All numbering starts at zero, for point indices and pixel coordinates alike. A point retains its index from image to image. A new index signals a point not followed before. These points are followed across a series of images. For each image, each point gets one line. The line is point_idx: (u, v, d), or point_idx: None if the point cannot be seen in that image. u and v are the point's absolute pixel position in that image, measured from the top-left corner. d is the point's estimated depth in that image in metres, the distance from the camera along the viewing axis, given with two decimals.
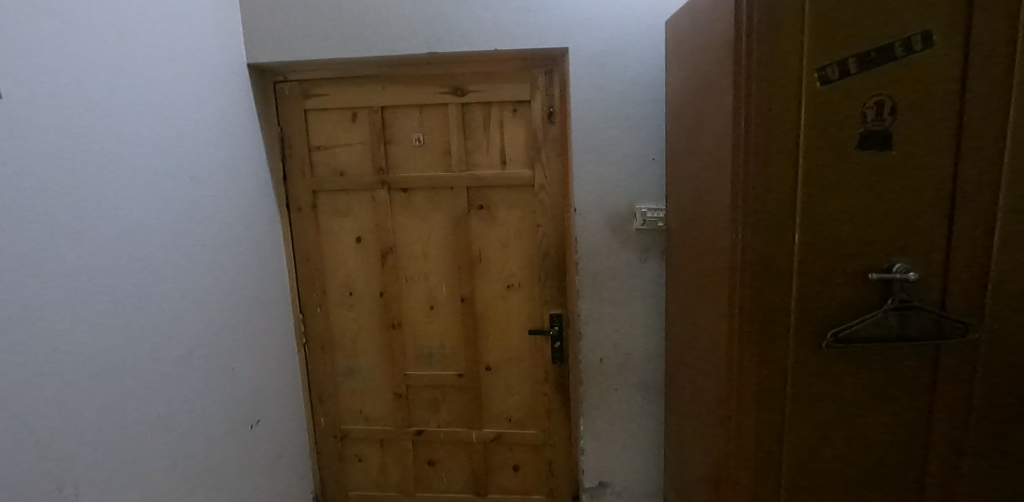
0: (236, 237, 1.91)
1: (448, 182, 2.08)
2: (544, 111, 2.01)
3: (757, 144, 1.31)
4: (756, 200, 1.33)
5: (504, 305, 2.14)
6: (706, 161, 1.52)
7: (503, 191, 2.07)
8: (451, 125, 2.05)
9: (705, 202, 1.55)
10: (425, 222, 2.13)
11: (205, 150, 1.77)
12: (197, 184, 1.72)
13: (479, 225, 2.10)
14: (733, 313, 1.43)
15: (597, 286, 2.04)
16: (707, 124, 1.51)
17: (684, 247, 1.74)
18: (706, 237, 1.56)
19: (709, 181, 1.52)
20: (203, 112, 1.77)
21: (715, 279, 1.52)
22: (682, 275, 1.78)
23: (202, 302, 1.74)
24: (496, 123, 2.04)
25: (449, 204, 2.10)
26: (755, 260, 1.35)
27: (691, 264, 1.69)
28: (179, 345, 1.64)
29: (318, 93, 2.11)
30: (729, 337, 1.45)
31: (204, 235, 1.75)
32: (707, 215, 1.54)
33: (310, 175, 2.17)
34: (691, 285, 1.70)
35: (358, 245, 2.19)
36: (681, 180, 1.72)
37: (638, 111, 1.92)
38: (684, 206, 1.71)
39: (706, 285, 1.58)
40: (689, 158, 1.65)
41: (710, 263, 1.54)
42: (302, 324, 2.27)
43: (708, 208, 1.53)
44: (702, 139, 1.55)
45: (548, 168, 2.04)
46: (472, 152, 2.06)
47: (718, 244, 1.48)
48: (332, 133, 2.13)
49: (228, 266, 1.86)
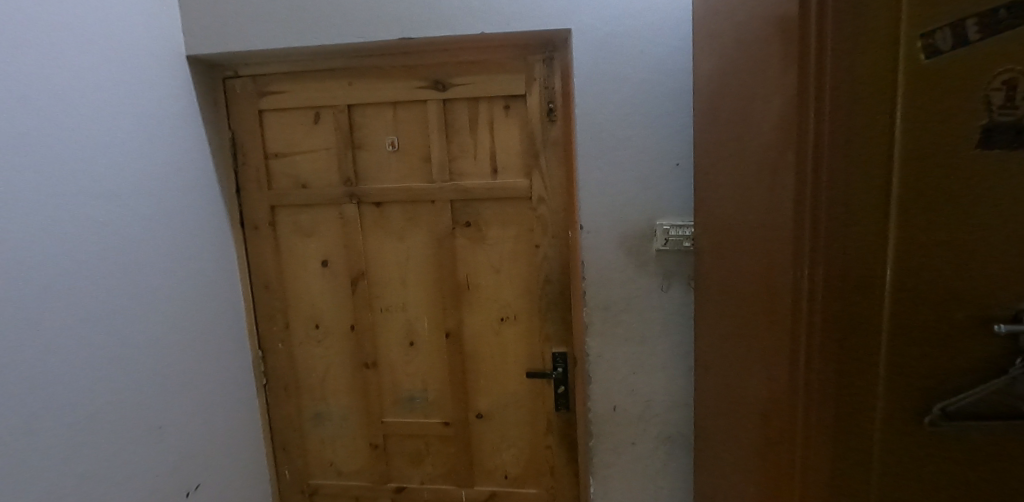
0: (176, 266, 1.58)
1: (428, 195, 1.73)
2: (543, 108, 1.65)
3: (835, 144, 0.94)
4: (833, 220, 0.95)
5: (498, 342, 1.78)
6: (757, 167, 1.15)
7: (495, 206, 1.71)
8: (432, 126, 1.70)
9: (755, 217, 1.16)
10: (402, 243, 1.77)
11: (125, 160, 1.42)
12: (117, 204, 1.39)
13: (467, 248, 1.74)
14: (800, 372, 1.06)
15: (609, 321, 1.68)
16: (757, 117, 1.13)
17: (721, 275, 1.36)
18: (756, 263, 1.18)
19: (758, 189, 1.14)
20: (123, 115, 1.42)
21: (769, 319, 1.14)
22: (719, 310, 1.40)
23: (123, 349, 1.39)
24: (486, 124, 1.69)
25: (431, 222, 1.74)
26: (830, 303, 0.98)
27: (733, 296, 1.31)
28: (87, 407, 1.28)
29: (274, 90, 1.77)
30: (792, 401, 1.08)
31: (128, 267, 1.42)
32: (756, 235, 1.17)
33: (267, 187, 1.83)
34: (734, 325, 1.32)
35: (323, 270, 1.83)
36: (718, 191, 1.34)
37: (659, 105, 1.56)
38: (723, 222, 1.33)
39: (755, 325, 1.21)
40: (729, 162, 1.28)
41: (763, 299, 1.16)
42: (261, 363, 1.91)
43: (758, 225, 1.15)
44: (749, 138, 1.17)
45: (550, 177, 1.67)
46: (458, 158, 1.71)
47: (776, 274, 1.10)
48: (292, 138, 1.79)
49: (161, 302, 1.52)
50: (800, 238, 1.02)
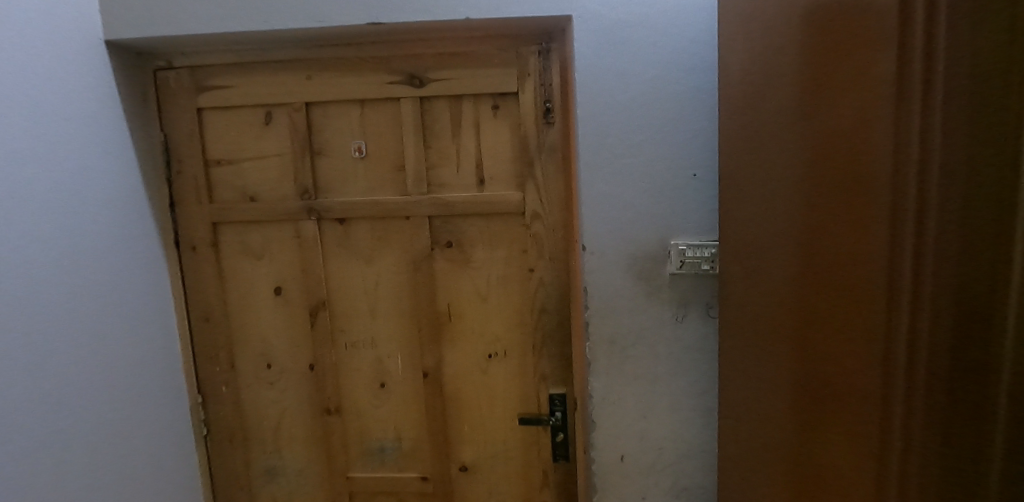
0: (93, 302, 1.26)
1: (402, 210, 1.46)
2: (538, 108, 1.40)
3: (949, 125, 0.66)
4: (947, 224, 0.67)
5: (485, 383, 1.51)
6: (820, 173, 0.91)
7: (481, 223, 1.45)
8: (407, 129, 1.44)
9: (828, 230, 0.90)
10: (371, 267, 1.50)
11: (30, 168, 1.12)
12: (17, 224, 1.08)
13: (448, 272, 1.47)
14: (892, 443, 0.77)
15: (616, 357, 1.44)
16: (818, 114, 0.91)
17: (766, 306, 1.12)
18: (828, 289, 0.91)
19: (834, 195, 0.88)
20: (27, 111, 1.12)
21: (848, 363, 0.87)
22: (767, 349, 1.13)
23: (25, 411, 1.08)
24: (470, 127, 1.44)
25: (406, 242, 1.47)
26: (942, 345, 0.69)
27: (790, 329, 1.04)
28: None
29: (217, 85, 1.48)
30: (881, 480, 0.80)
31: (31, 304, 1.11)
32: (829, 252, 0.90)
33: (207, 200, 1.52)
34: (788, 367, 1.05)
35: (276, 299, 1.54)
36: (759, 205, 1.11)
37: (674, 107, 1.33)
38: (768, 242, 1.09)
39: (824, 369, 0.93)
40: (774, 171, 1.05)
41: (838, 335, 0.89)
42: (201, 409, 1.60)
43: (835, 239, 0.88)
44: (804, 141, 0.94)
45: (547, 190, 1.43)
46: (437, 167, 1.45)
47: (860, 307, 0.83)
48: (238, 142, 1.50)
49: (74, 346, 1.21)
50: (899, 261, 0.74)
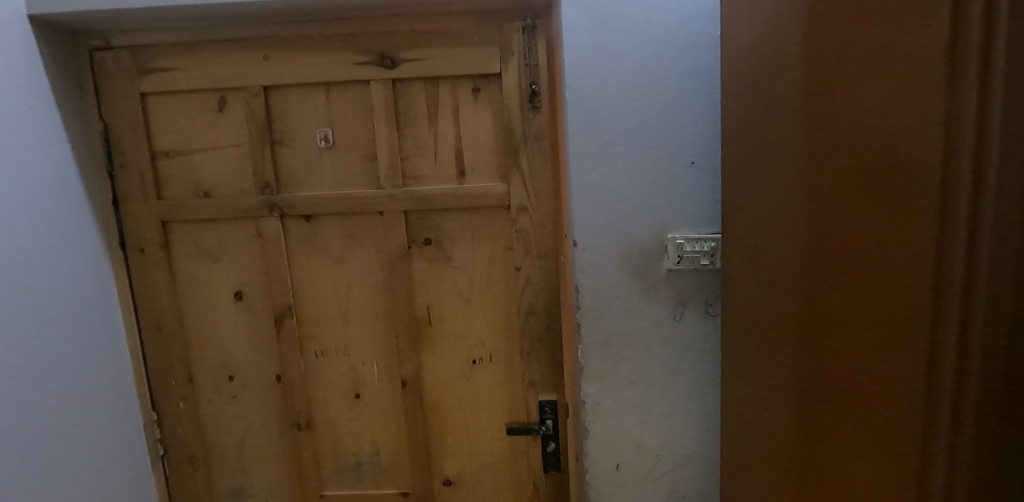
0: (23, 317, 1.10)
1: (374, 205, 1.32)
2: (523, 91, 1.28)
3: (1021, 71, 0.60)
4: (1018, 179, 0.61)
5: (469, 391, 1.39)
6: (832, 159, 0.82)
7: (462, 219, 1.33)
8: (378, 116, 1.30)
9: (838, 222, 0.83)
10: (341, 268, 1.36)
11: None
12: None
13: (428, 272, 1.35)
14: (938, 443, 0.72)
15: (610, 360, 1.34)
16: (838, 94, 0.80)
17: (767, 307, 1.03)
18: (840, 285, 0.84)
19: (845, 184, 0.81)
20: None
21: (868, 361, 0.81)
22: (767, 349, 1.06)
23: None
24: (449, 113, 1.30)
25: (380, 241, 1.34)
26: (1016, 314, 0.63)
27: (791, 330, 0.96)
28: None
29: (163, 67, 1.32)
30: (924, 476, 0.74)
31: None
32: (841, 246, 0.83)
33: (155, 197, 1.37)
34: (791, 370, 0.98)
35: (236, 305, 1.40)
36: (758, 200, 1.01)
37: (670, 89, 1.22)
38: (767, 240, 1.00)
39: (835, 368, 0.87)
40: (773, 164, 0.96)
41: (853, 333, 0.83)
42: (156, 427, 1.45)
43: (847, 230, 0.81)
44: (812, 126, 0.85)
45: (533, 181, 1.31)
46: (413, 158, 1.32)
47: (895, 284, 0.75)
48: (188, 131, 1.35)
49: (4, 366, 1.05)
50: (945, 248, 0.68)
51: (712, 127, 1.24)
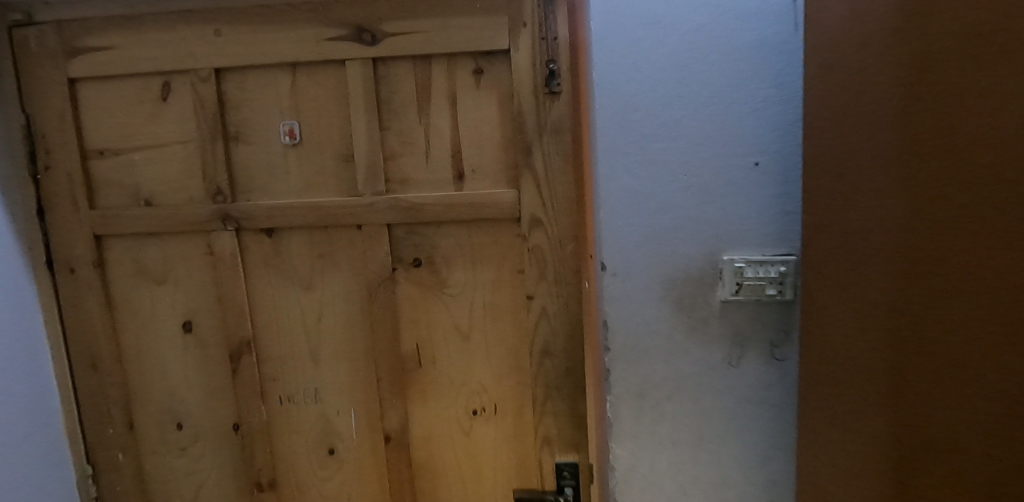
0: None
1: (351, 216, 1.06)
2: (538, 71, 1.00)
3: None
4: None
5: (469, 448, 1.11)
6: (946, 148, 0.70)
7: (460, 234, 1.06)
8: (356, 104, 1.03)
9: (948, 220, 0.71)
10: (310, 295, 1.10)
11: None
12: None
13: (417, 300, 1.07)
14: None
15: (648, 416, 1.05)
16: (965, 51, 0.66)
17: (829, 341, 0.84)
18: (956, 301, 0.71)
19: (963, 178, 0.69)
20: None
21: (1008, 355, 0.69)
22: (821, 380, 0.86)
23: None
24: (443, 101, 1.03)
25: (357, 262, 1.07)
26: None
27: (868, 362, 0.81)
28: None
29: (96, 46, 1.07)
30: None
31: None
32: (950, 247, 0.71)
33: (87, 206, 1.12)
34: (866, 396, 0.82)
35: (185, 338, 1.14)
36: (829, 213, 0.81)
37: (727, 70, 0.95)
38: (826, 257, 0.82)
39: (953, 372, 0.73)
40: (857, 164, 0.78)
41: (964, 349, 0.72)
42: (91, 484, 1.19)
43: (961, 231, 0.70)
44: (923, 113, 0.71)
45: (550, 186, 1.03)
46: (399, 157, 1.05)
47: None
48: (126, 125, 1.10)
49: None
50: None
51: (781, 117, 0.96)
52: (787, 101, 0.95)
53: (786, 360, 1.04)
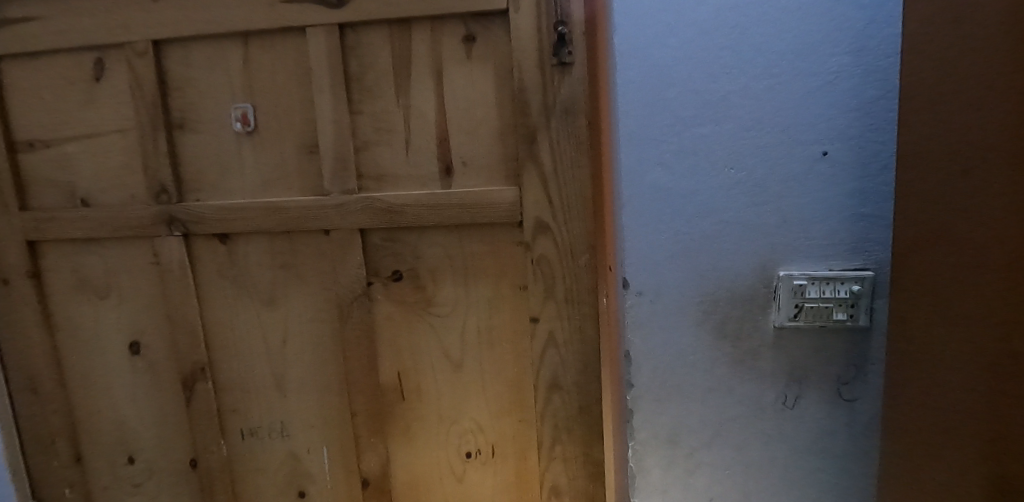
0: None
1: (317, 221, 0.87)
2: (544, 35, 0.79)
3: None
4: None
5: (463, 497, 0.93)
6: None
7: (449, 242, 0.86)
8: (320, 83, 0.84)
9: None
10: (273, 313, 0.92)
11: None
12: None
13: (399, 322, 0.89)
14: None
15: (680, 468, 0.85)
16: None
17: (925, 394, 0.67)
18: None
19: None
20: None
21: None
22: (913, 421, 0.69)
23: None
24: (427, 77, 0.83)
25: (327, 274, 0.89)
26: None
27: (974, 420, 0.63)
28: None
29: (19, 17, 0.90)
30: None
31: None
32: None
33: (17, 207, 0.95)
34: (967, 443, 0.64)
35: (133, 361, 0.98)
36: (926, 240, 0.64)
37: (791, 33, 0.77)
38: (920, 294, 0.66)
39: None
40: (964, 186, 0.60)
41: None
42: None
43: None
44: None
45: (560, 184, 0.81)
46: (374, 147, 0.85)
47: None
48: (57, 111, 0.93)
49: None
50: None
51: (859, 93, 0.77)
52: (867, 73, 0.77)
53: (857, 401, 0.83)
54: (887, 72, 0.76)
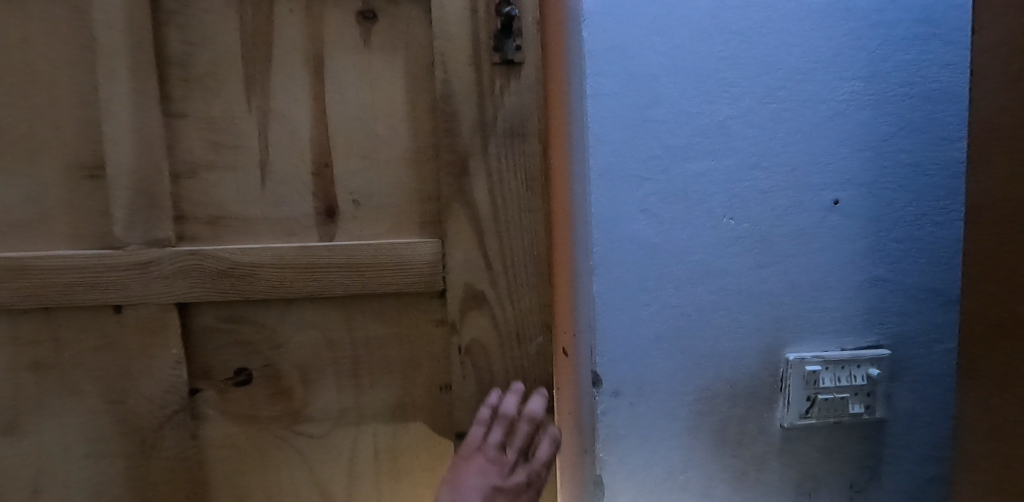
0: None
1: (103, 290, 0.52)
2: (482, 17, 0.53)
3: None
4: None
5: None
6: None
7: (329, 322, 0.55)
8: (113, 64, 0.51)
9: None
10: (14, 445, 0.54)
11: None
12: None
13: (245, 450, 0.56)
14: None
15: None
16: None
17: None
18: None
19: None
20: None
21: None
22: None
23: None
24: (297, 67, 0.53)
25: (117, 379, 0.54)
26: None
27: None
28: None
29: None
30: None
31: None
32: None
33: None
34: None
35: None
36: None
37: (798, 47, 0.59)
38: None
39: None
40: None
41: None
42: None
43: None
44: None
45: (503, 235, 0.55)
46: (207, 173, 0.53)
47: None
48: None
49: None
50: None
51: (871, 129, 0.61)
52: (878, 105, 0.61)
53: None
54: (899, 104, 0.61)
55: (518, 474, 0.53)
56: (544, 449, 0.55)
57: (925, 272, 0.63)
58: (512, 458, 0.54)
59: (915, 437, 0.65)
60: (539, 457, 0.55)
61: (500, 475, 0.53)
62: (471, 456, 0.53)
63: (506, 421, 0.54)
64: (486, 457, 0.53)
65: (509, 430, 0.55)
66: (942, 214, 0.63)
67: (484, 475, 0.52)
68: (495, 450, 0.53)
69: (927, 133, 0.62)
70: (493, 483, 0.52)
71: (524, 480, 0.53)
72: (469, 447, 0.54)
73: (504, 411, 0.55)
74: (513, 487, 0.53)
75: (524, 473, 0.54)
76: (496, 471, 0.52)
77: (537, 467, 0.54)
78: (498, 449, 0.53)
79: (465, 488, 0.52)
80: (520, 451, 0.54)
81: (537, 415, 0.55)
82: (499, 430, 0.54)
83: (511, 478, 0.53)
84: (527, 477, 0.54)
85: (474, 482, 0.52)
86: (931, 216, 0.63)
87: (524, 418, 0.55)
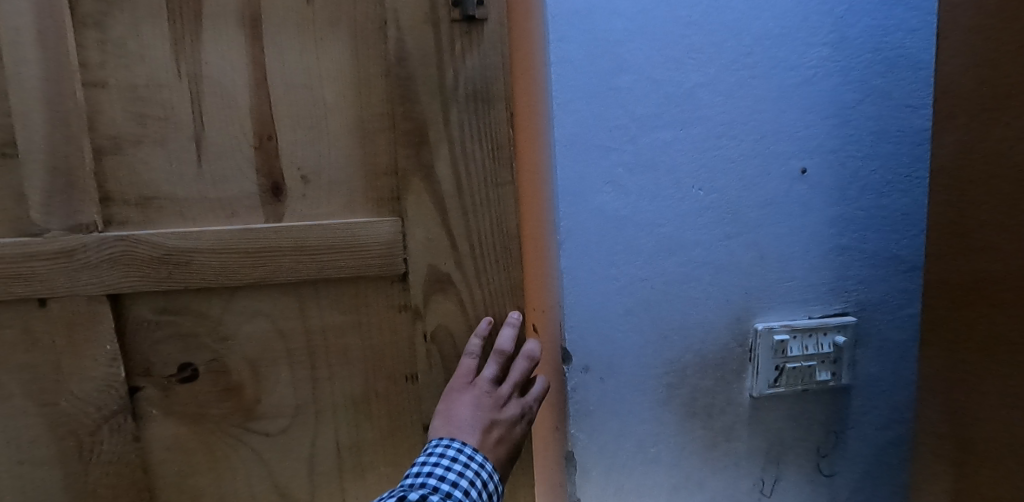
0: None
1: (20, 281, 0.47)
2: None
3: None
4: None
5: None
6: None
7: (280, 310, 0.52)
8: (15, 26, 0.45)
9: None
10: None
11: None
12: None
13: (193, 449, 0.52)
14: None
15: None
16: None
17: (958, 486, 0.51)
18: None
19: None
20: None
21: None
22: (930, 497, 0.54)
23: None
24: (232, 31, 0.48)
25: (44, 379, 0.49)
26: None
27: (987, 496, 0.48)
28: None
29: None
30: None
31: None
32: None
33: None
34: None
35: None
36: (986, 287, 0.47)
37: (765, 12, 0.57)
38: (980, 354, 0.48)
39: None
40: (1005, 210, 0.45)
41: None
42: None
43: None
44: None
45: (465, 211, 0.52)
46: (134, 150, 0.48)
47: None
48: None
49: None
50: None
51: (838, 96, 0.60)
52: (846, 72, 0.60)
53: (836, 475, 0.67)
54: (866, 71, 0.60)
55: (513, 407, 0.52)
56: (537, 387, 0.54)
57: (889, 240, 0.64)
58: (507, 391, 0.52)
59: (877, 402, 0.66)
60: (532, 394, 0.54)
61: (494, 407, 0.51)
62: (462, 390, 0.51)
63: (501, 355, 0.52)
64: (480, 391, 0.51)
65: (504, 366, 0.53)
66: (906, 181, 0.63)
67: (477, 407, 0.50)
68: (490, 384, 0.52)
69: (892, 100, 0.61)
70: (486, 416, 0.50)
71: (518, 414, 0.52)
72: (460, 382, 0.52)
73: (500, 344, 0.52)
74: (507, 420, 0.51)
75: (518, 406, 0.52)
76: (490, 404, 0.51)
77: (531, 402, 0.53)
78: (492, 383, 0.52)
79: (458, 421, 0.50)
80: (516, 385, 0.52)
81: (535, 354, 0.53)
82: (494, 364, 0.52)
83: (505, 411, 0.51)
84: (521, 410, 0.52)
85: (467, 416, 0.50)
86: (895, 185, 0.63)
87: (521, 354, 0.53)
